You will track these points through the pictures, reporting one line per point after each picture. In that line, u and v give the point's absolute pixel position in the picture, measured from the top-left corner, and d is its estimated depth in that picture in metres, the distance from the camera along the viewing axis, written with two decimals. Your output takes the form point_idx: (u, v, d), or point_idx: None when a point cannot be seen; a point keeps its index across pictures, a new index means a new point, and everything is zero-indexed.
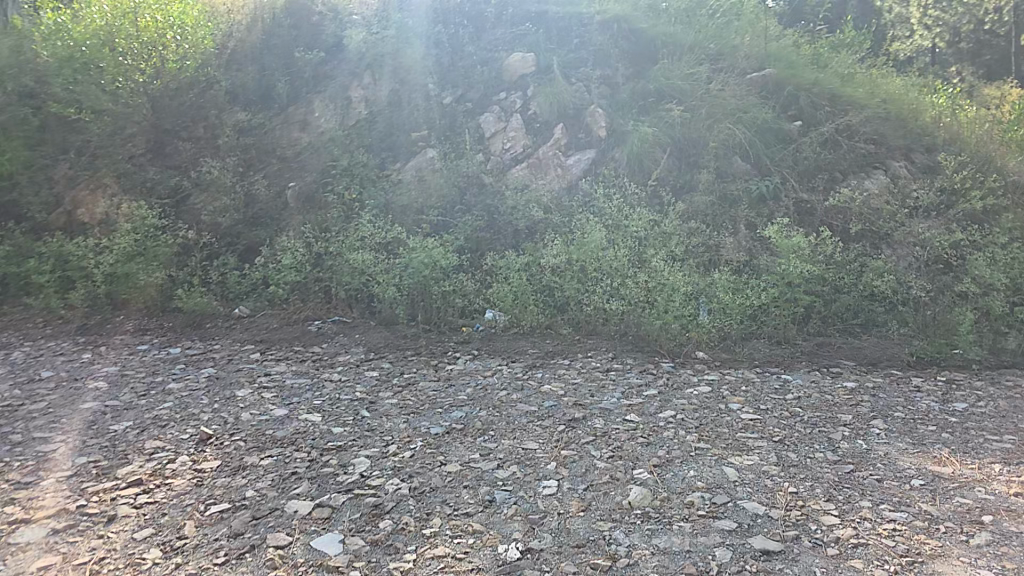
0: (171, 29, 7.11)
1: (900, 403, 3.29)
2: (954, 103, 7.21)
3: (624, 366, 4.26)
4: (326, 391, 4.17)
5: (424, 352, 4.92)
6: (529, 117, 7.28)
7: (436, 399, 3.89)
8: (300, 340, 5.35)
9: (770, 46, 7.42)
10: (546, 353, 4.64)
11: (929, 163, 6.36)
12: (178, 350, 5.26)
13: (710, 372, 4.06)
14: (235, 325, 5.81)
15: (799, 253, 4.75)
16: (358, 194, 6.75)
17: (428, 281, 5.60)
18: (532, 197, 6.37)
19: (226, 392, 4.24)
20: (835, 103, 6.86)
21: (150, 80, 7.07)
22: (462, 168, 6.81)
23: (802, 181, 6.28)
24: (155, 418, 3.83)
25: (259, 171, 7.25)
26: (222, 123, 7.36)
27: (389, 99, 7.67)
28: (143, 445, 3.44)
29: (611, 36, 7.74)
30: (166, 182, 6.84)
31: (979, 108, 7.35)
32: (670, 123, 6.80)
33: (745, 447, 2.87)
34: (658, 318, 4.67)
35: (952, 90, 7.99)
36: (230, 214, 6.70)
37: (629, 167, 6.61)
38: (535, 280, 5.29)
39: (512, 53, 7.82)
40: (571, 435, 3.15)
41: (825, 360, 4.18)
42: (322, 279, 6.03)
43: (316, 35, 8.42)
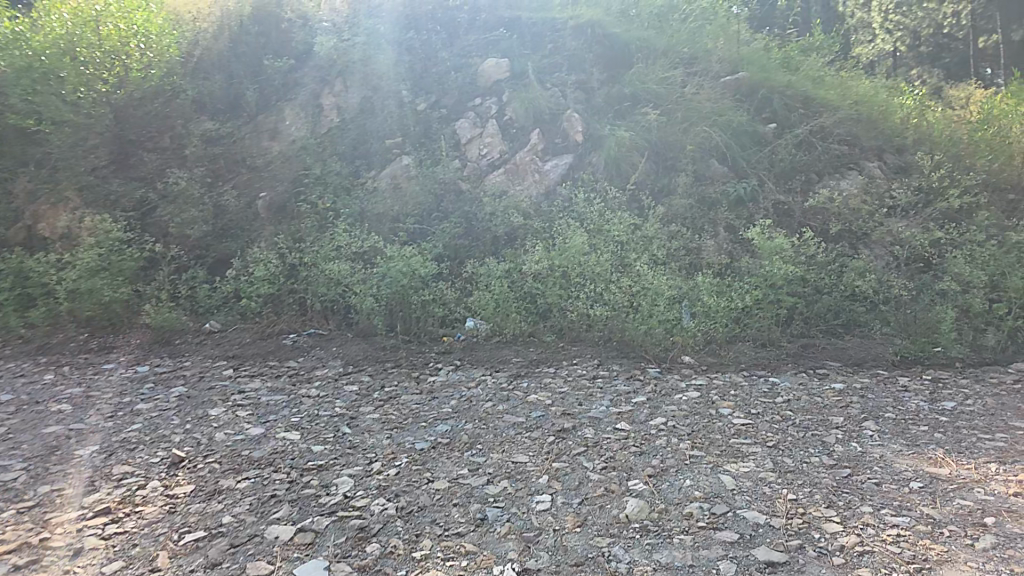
0: (135, 37, 6.91)
1: (890, 403, 3.28)
2: (923, 103, 7.32)
3: (611, 373, 4.19)
4: (304, 408, 4.02)
5: (405, 364, 4.80)
6: (505, 122, 7.22)
7: (420, 412, 3.77)
8: (276, 355, 5.19)
9: (741, 51, 7.49)
10: (530, 362, 4.57)
11: (901, 163, 6.45)
12: (146, 369, 5.06)
13: (698, 377, 4.01)
14: (207, 340, 5.62)
15: (782, 255, 4.72)
16: (332, 203, 6.60)
17: (407, 290, 5.45)
18: (510, 203, 6.28)
19: (198, 411, 4.07)
20: (808, 105, 6.93)
21: (114, 90, 6.79)
22: (438, 175, 6.71)
23: (778, 183, 6.32)
24: (123, 441, 3.65)
25: (229, 182, 7.09)
26: (189, 133, 7.18)
27: (361, 106, 7.55)
28: (110, 471, 3.26)
29: (585, 41, 7.72)
30: (131, 195, 6.65)
31: (945, 109, 7.49)
32: (646, 126, 6.80)
33: (740, 453, 2.82)
34: (642, 323, 4.64)
35: (918, 91, 8.15)
36: (199, 226, 6.51)
37: (607, 171, 6.58)
38: (517, 288, 5.23)
39: (486, 59, 7.77)
40: (561, 446, 3.07)
41: (811, 362, 4.17)
42: (297, 291, 5.89)
43: (285, 43, 8.25)
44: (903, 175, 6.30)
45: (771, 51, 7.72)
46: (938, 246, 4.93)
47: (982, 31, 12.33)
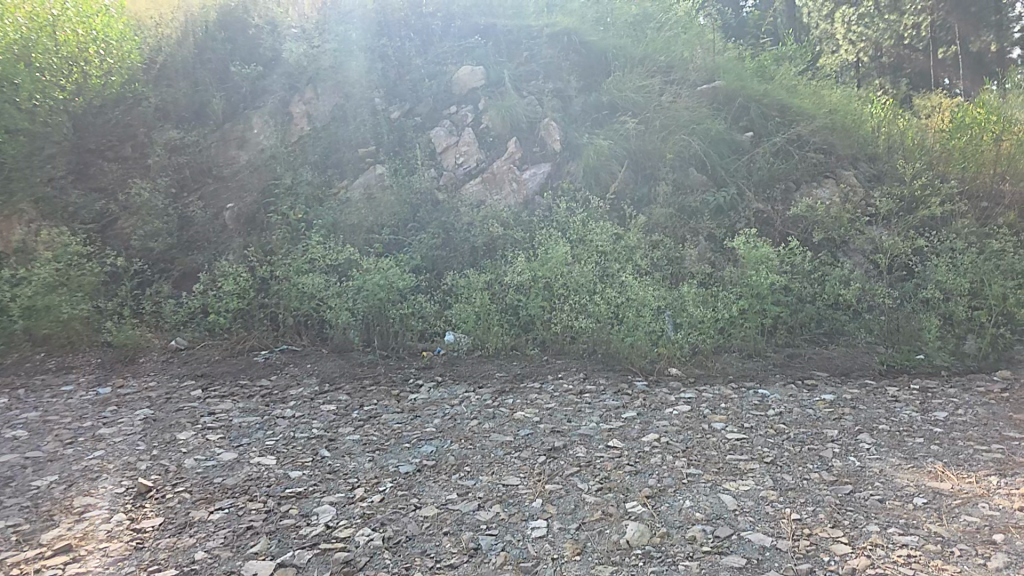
0: (94, 43, 6.70)
1: (883, 415, 3.24)
2: (894, 113, 7.45)
3: (598, 388, 4.10)
4: (279, 430, 3.84)
5: (383, 381, 4.65)
6: (481, 130, 7.12)
7: (402, 432, 3.63)
8: (247, 374, 4.99)
9: (718, 60, 7.53)
10: (513, 377, 4.48)
11: (875, 171, 6.53)
12: (109, 390, 4.80)
13: (686, 390, 3.95)
14: (173, 359, 5.38)
15: (767, 264, 4.67)
16: (304, 213, 6.40)
17: (384, 303, 5.31)
18: (489, 212, 6.18)
19: (165, 435, 3.86)
20: (786, 113, 7.00)
21: (71, 98, 6.53)
22: (414, 184, 6.56)
23: (758, 192, 6.35)
24: (85, 469, 3.43)
25: (194, 192, 6.93)
26: (152, 142, 7.00)
27: (332, 114, 7.38)
28: (71, 503, 3.04)
29: (559, 48, 7.70)
30: (91, 207, 6.44)
31: (914, 118, 7.62)
32: (624, 134, 6.80)
33: (738, 471, 2.74)
34: (626, 336, 4.60)
35: (887, 101, 8.30)
36: (162, 239, 6.37)
37: (586, 180, 6.52)
38: (499, 300, 5.16)
39: (461, 66, 7.67)
40: (553, 467, 2.96)
41: (799, 371, 4.16)
42: (268, 306, 5.67)
43: (253, 49, 7.92)
44: (878, 183, 6.38)
45: (744, 62, 7.83)
46: (918, 254, 4.96)
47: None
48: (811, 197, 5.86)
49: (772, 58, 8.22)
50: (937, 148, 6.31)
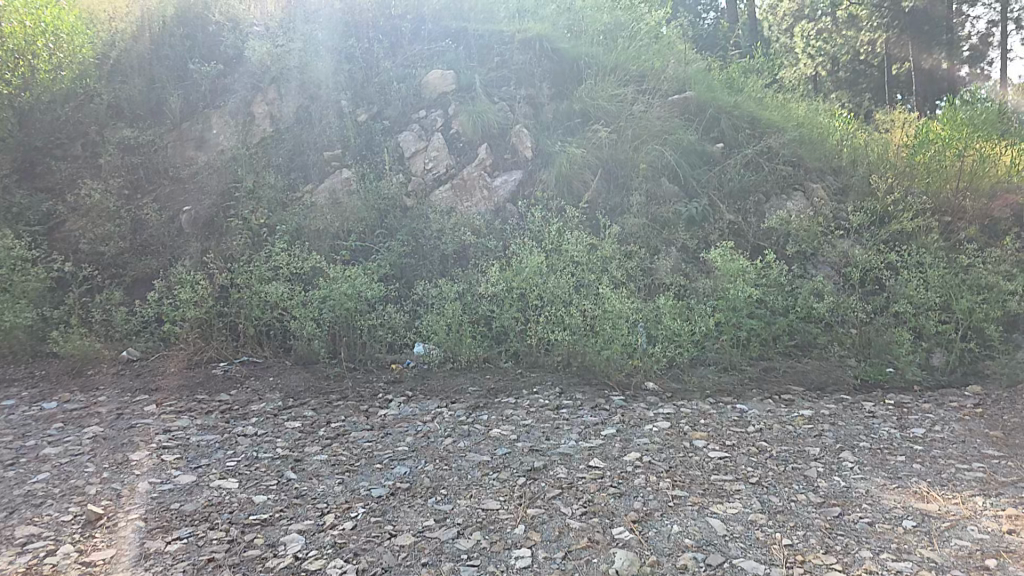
0: (42, 36, 6.46)
1: (862, 432, 3.25)
2: (855, 127, 7.62)
3: (575, 403, 4.01)
4: (240, 450, 3.63)
5: (351, 396, 4.47)
6: (452, 135, 6.99)
7: (374, 451, 3.48)
8: (206, 388, 4.75)
9: (688, 71, 7.59)
10: (486, 392, 4.36)
11: (841, 183, 6.64)
12: (54, 406, 4.51)
13: (664, 405, 3.89)
14: (125, 371, 5.10)
15: (745, 277, 4.69)
16: (267, 218, 6.16)
17: (352, 315, 5.11)
18: (460, 220, 6.04)
19: (117, 455, 3.61)
20: (756, 125, 7.09)
21: (18, 92, 6.45)
22: (382, 189, 6.33)
23: (728, 203, 6.39)
24: (27, 495, 3.17)
25: (149, 194, 6.64)
26: (104, 141, 6.74)
27: (297, 117, 7.17)
28: (11, 533, 2.80)
29: (532, 54, 7.58)
30: (37, 208, 6.25)
31: (874, 132, 7.83)
32: (596, 144, 6.76)
33: (725, 492, 2.67)
34: (601, 348, 4.48)
35: (848, 115, 8.51)
36: (114, 243, 6.08)
37: (558, 189, 6.46)
38: (472, 311, 5.09)
39: (430, 70, 7.50)
40: (534, 489, 2.85)
41: (775, 386, 4.16)
42: (228, 316, 5.43)
43: (214, 46, 7.72)
44: (845, 196, 6.48)
45: (711, 72, 7.98)
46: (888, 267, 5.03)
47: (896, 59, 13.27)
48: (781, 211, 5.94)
49: (740, 69, 8.33)
50: (902, 162, 6.45)
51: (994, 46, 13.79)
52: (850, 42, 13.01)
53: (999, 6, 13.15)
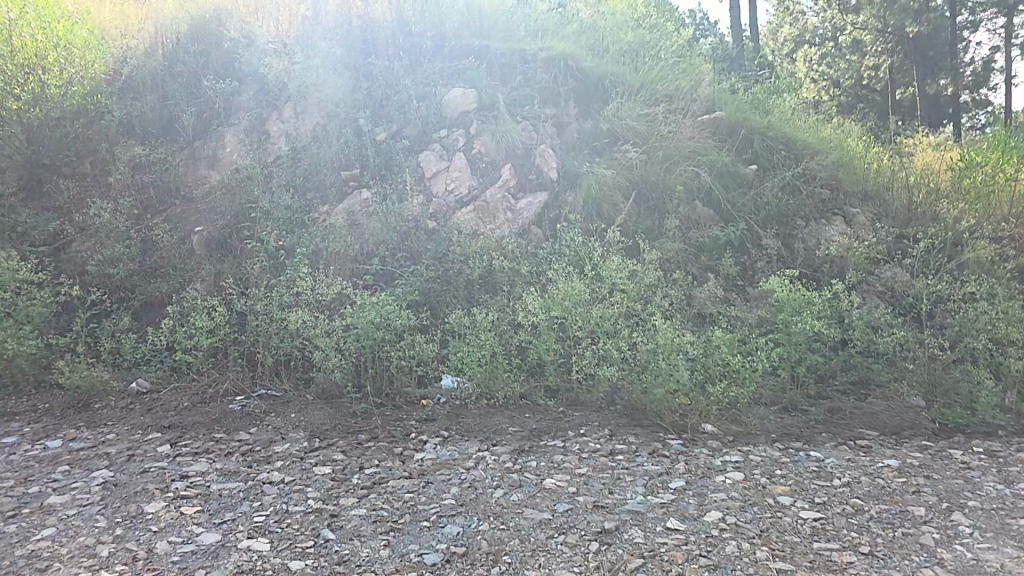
0: (53, 50, 6.38)
1: (966, 488, 3.00)
2: (881, 152, 7.47)
3: (630, 448, 3.67)
4: (267, 502, 3.28)
5: (382, 436, 4.14)
6: (473, 156, 6.68)
7: (417, 505, 3.14)
8: (223, 425, 4.42)
9: (717, 95, 7.38)
10: (530, 433, 4.03)
11: (879, 208, 6.36)
12: (59, 445, 4.19)
13: (730, 451, 3.56)
14: (135, 406, 4.79)
15: (810, 309, 4.29)
16: (287, 242, 5.90)
17: (380, 344, 4.80)
18: (487, 244, 5.74)
19: (129, 507, 3.25)
20: (791, 147, 6.83)
21: (27, 108, 6.23)
22: (403, 211, 6.07)
23: (765, 228, 6.07)
24: (34, 556, 2.80)
25: (159, 214, 6.40)
26: (114, 159, 6.50)
27: (314, 135, 6.83)
28: None
29: (556, 73, 7.30)
30: (44, 227, 6.03)
31: (899, 155, 7.66)
32: (626, 165, 6.50)
33: (836, 566, 2.37)
34: (640, 381, 4.22)
35: (869, 138, 8.34)
36: (124, 265, 5.78)
37: (586, 212, 6.18)
38: (506, 342, 4.78)
39: (451, 87, 7.18)
40: (612, 556, 2.53)
41: (847, 430, 3.81)
42: (244, 344, 5.13)
43: (230, 63, 7.38)
44: (886, 220, 6.20)
45: (737, 93, 7.74)
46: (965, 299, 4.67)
47: (899, 84, 13.23)
48: (826, 240, 5.67)
49: (766, 92, 8.06)
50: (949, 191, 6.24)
51: (997, 72, 13.83)
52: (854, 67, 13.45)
53: (1002, 32, 13.02)
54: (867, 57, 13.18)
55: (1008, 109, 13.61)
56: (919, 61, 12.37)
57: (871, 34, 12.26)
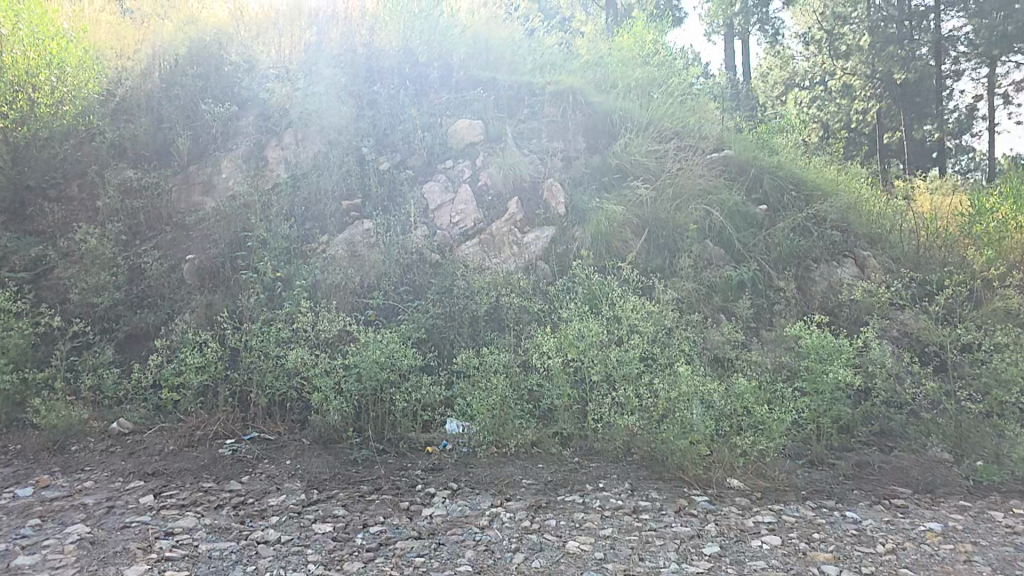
0: (46, 68, 6.08)
1: (1018, 557, 2.85)
2: (883, 196, 7.51)
3: (654, 506, 3.51)
4: (263, 566, 3.04)
5: (386, 488, 3.91)
6: (478, 188, 6.57)
7: (429, 571, 2.93)
8: (211, 473, 4.17)
9: (724, 135, 7.36)
10: (546, 486, 3.83)
11: (893, 253, 6.35)
12: (30, 494, 3.93)
13: (760, 511, 3.39)
14: (116, 448, 4.54)
15: (844, 354, 4.19)
16: (285, 272, 5.70)
17: (383, 384, 4.53)
18: (493, 279, 5.57)
19: (108, 571, 3.01)
20: (802, 187, 6.83)
21: (15, 126, 6.01)
22: (406, 243, 5.93)
23: (777, 269, 6.00)
24: None
25: (148, 241, 6.19)
26: (103, 182, 6.38)
27: (314, 163, 6.68)
28: None
29: (564, 107, 7.28)
30: (25, 251, 5.78)
31: (898, 198, 7.71)
32: (637, 202, 6.42)
33: None
34: (656, 433, 4.00)
35: (867, 179, 8.41)
36: (109, 293, 5.57)
37: (596, 248, 6.05)
38: (519, 386, 4.57)
39: (458, 119, 7.12)
40: None
41: (879, 488, 3.66)
42: (236, 382, 4.87)
43: (229, 87, 7.23)
44: (896, 265, 6.19)
45: (742, 134, 7.74)
46: (993, 348, 4.55)
47: (888, 129, 13.44)
48: (847, 287, 5.56)
49: (769, 132, 8.09)
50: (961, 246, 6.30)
51: (983, 120, 14.07)
52: (844, 111, 13.19)
53: (985, 82, 13.17)
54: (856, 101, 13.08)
55: (992, 155, 13.74)
56: (905, 106, 12.54)
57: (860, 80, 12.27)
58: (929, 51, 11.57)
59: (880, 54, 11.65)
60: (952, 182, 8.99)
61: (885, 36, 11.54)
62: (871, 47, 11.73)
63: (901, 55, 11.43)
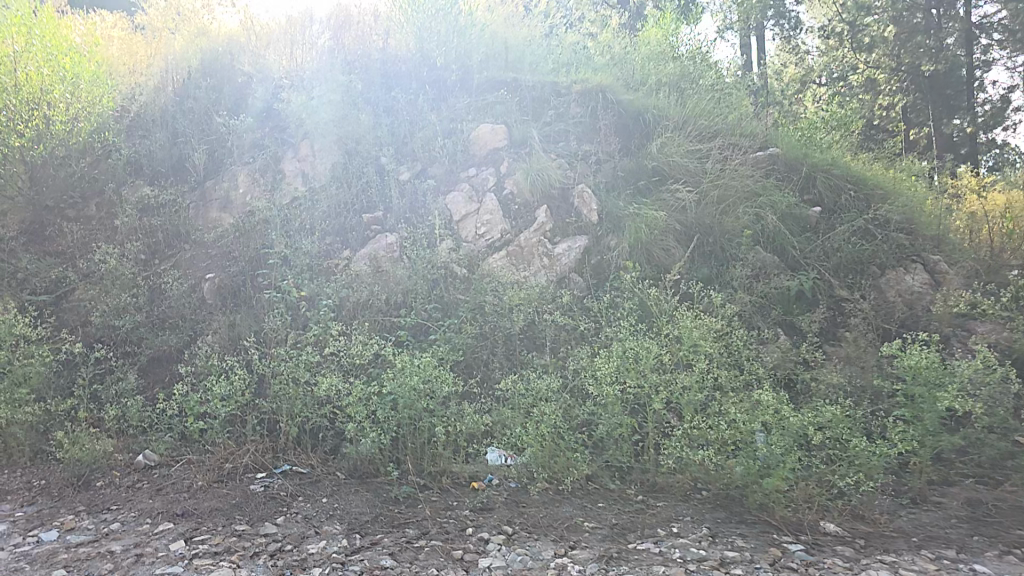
0: (61, 83, 5.73)
1: None
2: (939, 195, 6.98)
3: (743, 557, 3.06)
4: None
5: (435, 532, 3.47)
6: (506, 197, 6.15)
7: None
8: (244, 513, 3.75)
9: (768, 132, 6.88)
10: (612, 531, 3.38)
11: (963, 258, 5.79)
12: (54, 538, 3.54)
13: (874, 566, 2.98)
14: (142, 484, 4.14)
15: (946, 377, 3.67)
16: (309, 290, 5.32)
17: (418, 415, 4.10)
18: (530, 293, 5.09)
19: None
20: (858, 186, 6.31)
21: (32, 145, 5.68)
22: (434, 257, 5.50)
23: (838, 277, 5.51)
24: None
25: (168, 259, 5.86)
26: (121, 200, 6.05)
27: (335, 173, 6.31)
28: None
29: (593, 107, 6.82)
30: (47, 272, 5.54)
31: (953, 196, 7.18)
32: (678, 208, 5.96)
33: None
34: (731, 473, 3.51)
35: (918, 171, 7.84)
36: (130, 315, 5.22)
37: (635, 257, 5.57)
38: (571, 416, 4.13)
39: (479, 123, 6.69)
40: None
41: (1005, 534, 3.29)
42: (265, 410, 4.48)
43: (242, 99, 6.92)
44: (969, 269, 5.67)
45: (780, 128, 7.18)
46: None
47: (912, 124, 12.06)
48: (924, 308, 5.12)
49: (811, 125, 7.49)
50: None
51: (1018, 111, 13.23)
52: (867, 107, 11.54)
53: None
54: (880, 96, 11.44)
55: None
56: (933, 100, 11.70)
57: (885, 72, 11.30)
58: (956, 40, 11.34)
59: (905, 46, 11.08)
60: (1010, 176, 8.26)
61: (909, 27, 11.08)
62: (897, 39, 11.09)
63: (929, 45, 11.03)
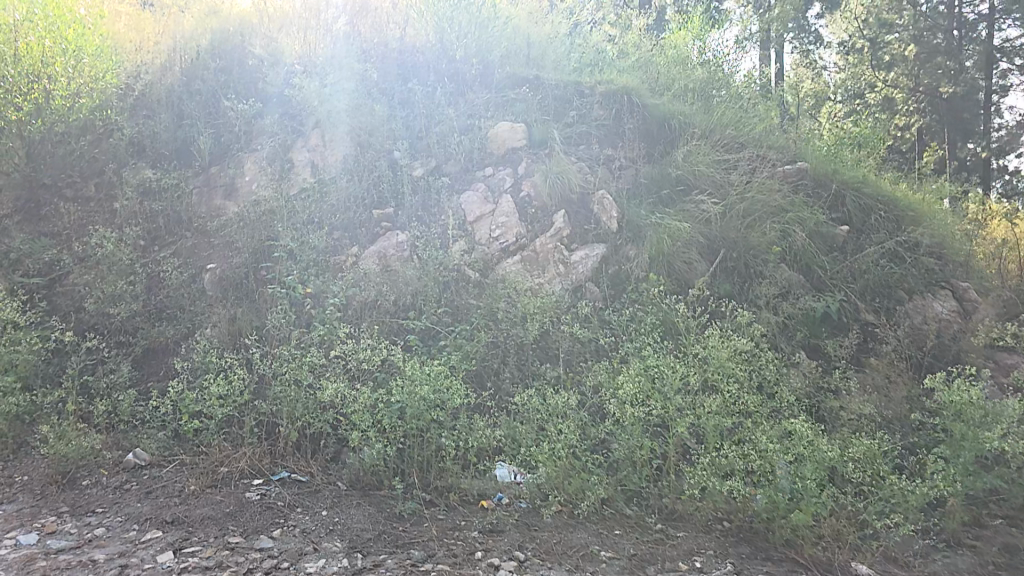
0: (62, 56, 5.58)
1: None
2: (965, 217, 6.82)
3: None
4: None
5: (441, 554, 3.27)
6: (522, 200, 5.95)
7: None
8: (239, 523, 3.54)
9: (794, 146, 6.70)
10: (630, 563, 3.20)
11: (989, 289, 5.65)
12: (33, 542, 3.34)
13: None
14: (129, 486, 3.94)
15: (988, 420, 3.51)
16: (317, 287, 5.12)
17: (430, 425, 3.91)
18: (549, 301, 4.90)
19: None
20: (887, 205, 6.13)
21: (30, 119, 5.56)
22: (447, 259, 5.33)
23: (865, 300, 5.33)
24: None
25: (168, 246, 5.65)
26: (122, 183, 5.86)
27: (348, 167, 6.11)
28: None
29: (617, 111, 6.62)
30: (41, 255, 5.34)
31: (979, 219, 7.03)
32: (702, 220, 5.78)
33: None
34: (755, 505, 3.33)
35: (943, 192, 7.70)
36: (126, 304, 5.03)
37: (655, 268, 5.37)
38: (587, 437, 3.95)
39: (499, 120, 6.49)
40: None
41: None
42: (264, 411, 4.26)
43: (252, 82, 6.73)
44: (998, 299, 5.52)
45: (808, 142, 6.97)
46: None
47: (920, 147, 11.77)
48: (951, 339, 4.96)
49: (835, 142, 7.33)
50: None
51: None
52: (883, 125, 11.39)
53: None
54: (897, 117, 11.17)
55: None
56: (950, 123, 11.26)
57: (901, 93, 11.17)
58: (976, 62, 11.03)
59: (924, 66, 10.88)
60: None
61: (930, 47, 10.85)
62: (916, 58, 10.88)
63: (949, 66, 10.79)
